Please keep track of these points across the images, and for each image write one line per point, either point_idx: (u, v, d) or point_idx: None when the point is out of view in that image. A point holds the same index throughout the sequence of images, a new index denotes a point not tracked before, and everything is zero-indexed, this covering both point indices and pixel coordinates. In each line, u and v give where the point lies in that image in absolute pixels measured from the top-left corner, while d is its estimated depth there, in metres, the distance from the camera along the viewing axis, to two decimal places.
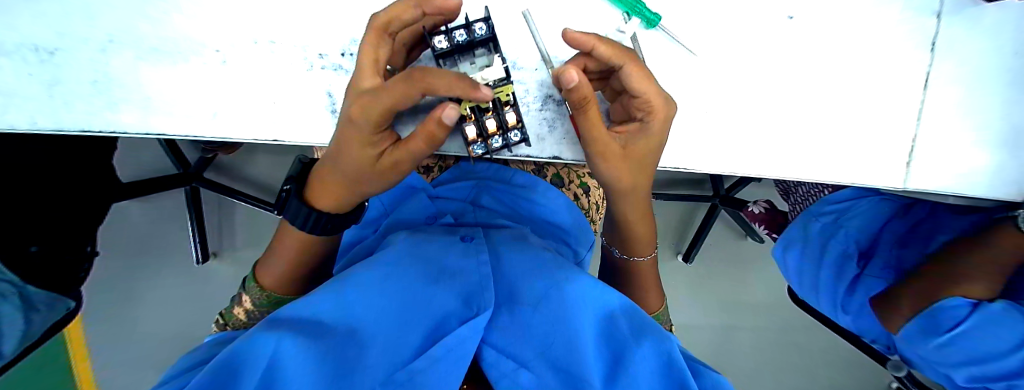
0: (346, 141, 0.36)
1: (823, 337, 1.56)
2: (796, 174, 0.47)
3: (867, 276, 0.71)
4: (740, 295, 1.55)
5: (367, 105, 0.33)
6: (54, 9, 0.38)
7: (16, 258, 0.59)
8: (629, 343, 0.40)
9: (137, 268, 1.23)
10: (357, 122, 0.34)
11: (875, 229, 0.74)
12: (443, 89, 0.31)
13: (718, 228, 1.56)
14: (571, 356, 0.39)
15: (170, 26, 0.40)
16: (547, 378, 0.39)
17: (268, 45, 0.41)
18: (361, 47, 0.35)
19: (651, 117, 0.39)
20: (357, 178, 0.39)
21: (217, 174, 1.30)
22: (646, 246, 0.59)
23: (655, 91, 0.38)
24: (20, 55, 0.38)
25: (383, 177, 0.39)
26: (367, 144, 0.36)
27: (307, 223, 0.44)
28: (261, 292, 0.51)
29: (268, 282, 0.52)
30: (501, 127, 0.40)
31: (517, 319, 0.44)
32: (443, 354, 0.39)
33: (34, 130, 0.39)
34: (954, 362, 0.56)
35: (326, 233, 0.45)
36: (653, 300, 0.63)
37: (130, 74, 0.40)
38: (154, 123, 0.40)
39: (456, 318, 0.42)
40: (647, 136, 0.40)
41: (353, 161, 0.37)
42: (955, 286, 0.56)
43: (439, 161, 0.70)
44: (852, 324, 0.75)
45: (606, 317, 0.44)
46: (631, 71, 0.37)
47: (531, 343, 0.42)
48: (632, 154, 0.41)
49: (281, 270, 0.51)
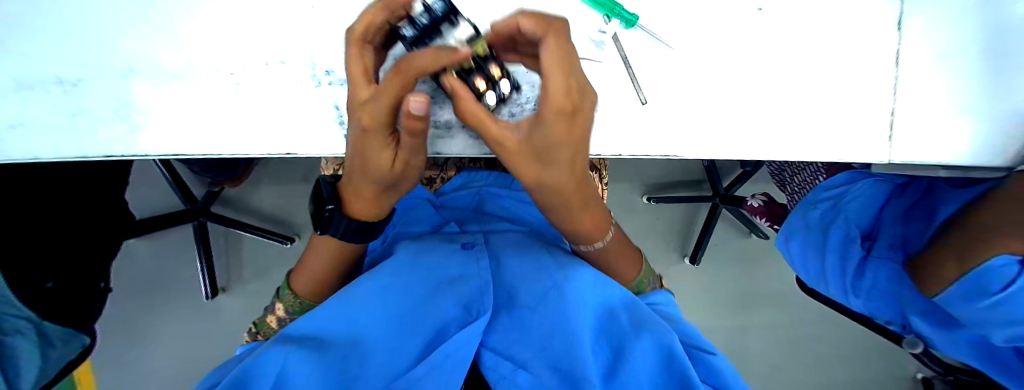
0: (365, 150, 0.38)
1: (839, 330, 1.55)
2: (789, 154, 0.49)
3: (873, 257, 0.71)
4: (751, 295, 1.54)
5: (370, 113, 0.34)
6: (81, 44, 0.41)
7: (31, 294, 0.60)
8: (628, 338, 0.44)
9: (150, 306, 1.25)
10: (372, 129, 0.35)
11: (873, 213, 0.74)
12: (421, 67, 0.31)
13: (721, 228, 1.56)
14: (570, 356, 0.42)
15: (188, 54, 0.43)
16: (546, 378, 0.42)
17: (278, 65, 0.44)
18: (348, 62, 0.37)
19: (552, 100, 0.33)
20: (381, 181, 0.41)
21: (223, 207, 1.33)
22: (600, 225, 0.51)
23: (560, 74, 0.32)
24: (45, 87, 0.41)
25: (406, 172, 0.41)
26: (383, 147, 0.37)
27: (344, 233, 0.47)
28: (296, 298, 0.54)
29: (301, 290, 0.54)
30: (489, 80, 0.38)
31: (514, 321, 0.47)
32: (442, 361, 0.41)
33: (56, 157, 0.41)
34: (1004, 320, 0.51)
35: (356, 241, 0.49)
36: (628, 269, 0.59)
37: (148, 101, 0.42)
38: (173, 144, 0.43)
39: (456, 323, 0.45)
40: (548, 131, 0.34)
41: (375, 169, 0.39)
42: (1003, 244, 0.49)
43: (441, 171, 0.69)
44: (863, 307, 0.75)
45: (606, 313, 0.48)
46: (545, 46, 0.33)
47: (529, 344, 0.45)
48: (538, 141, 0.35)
49: (316, 277, 0.53)
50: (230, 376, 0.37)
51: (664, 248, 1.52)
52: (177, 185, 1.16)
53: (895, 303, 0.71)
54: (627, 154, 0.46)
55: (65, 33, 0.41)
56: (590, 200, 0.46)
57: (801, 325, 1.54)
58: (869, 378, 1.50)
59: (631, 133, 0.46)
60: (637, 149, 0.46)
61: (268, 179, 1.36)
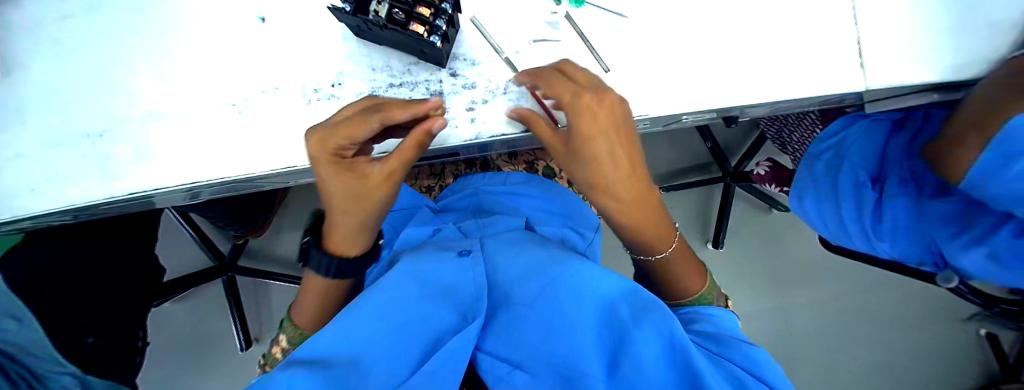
0: (370, 209, 0.47)
1: (889, 297, 1.46)
2: (770, 96, 0.49)
3: (887, 197, 0.70)
4: (786, 272, 1.47)
5: (325, 137, 0.42)
6: (102, 101, 0.47)
7: (70, 348, 0.66)
8: (628, 328, 0.42)
9: (186, 363, 1.29)
10: (367, 196, 0.46)
11: (877, 153, 0.74)
12: (404, 117, 0.42)
13: (741, 207, 1.50)
14: (567, 355, 0.41)
15: (197, 93, 0.48)
16: (544, 378, 0.40)
17: (273, 91, 0.48)
18: (331, 182, 0.44)
19: (581, 117, 0.42)
20: (350, 205, 0.47)
21: (250, 260, 1.38)
22: (659, 231, 0.54)
23: (596, 95, 0.42)
24: (75, 141, 0.47)
25: (376, 199, 0.46)
26: (383, 198, 0.47)
27: (326, 268, 0.54)
28: (296, 330, 0.60)
29: (301, 321, 0.60)
30: (431, 6, 0.41)
31: (511, 325, 0.47)
32: (436, 369, 0.41)
33: (89, 202, 0.47)
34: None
35: (339, 276, 0.55)
36: (690, 283, 0.57)
37: (161, 141, 0.47)
38: (188, 174, 0.47)
39: (451, 330, 0.46)
40: (588, 137, 0.42)
41: (337, 191, 0.45)
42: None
43: (439, 180, 0.78)
44: (891, 251, 0.74)
45: (608, 310, 0.46)
46: (552, 82, 0.43)
47: (526, 347, 0.44)
48: (581, 149, 0.43)
49: (311, 312, 0.59)
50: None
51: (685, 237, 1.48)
52: (203, 242, 1.22)
53: (919, 237, 0.69)
54: None
55: (88, 94, 0.47)
56: (647, 224, 0.52)
57: (847, 298, 1.46)
58: (921, 345, 1.43)
59: None
60: None
61: (290, 226, 1.41)
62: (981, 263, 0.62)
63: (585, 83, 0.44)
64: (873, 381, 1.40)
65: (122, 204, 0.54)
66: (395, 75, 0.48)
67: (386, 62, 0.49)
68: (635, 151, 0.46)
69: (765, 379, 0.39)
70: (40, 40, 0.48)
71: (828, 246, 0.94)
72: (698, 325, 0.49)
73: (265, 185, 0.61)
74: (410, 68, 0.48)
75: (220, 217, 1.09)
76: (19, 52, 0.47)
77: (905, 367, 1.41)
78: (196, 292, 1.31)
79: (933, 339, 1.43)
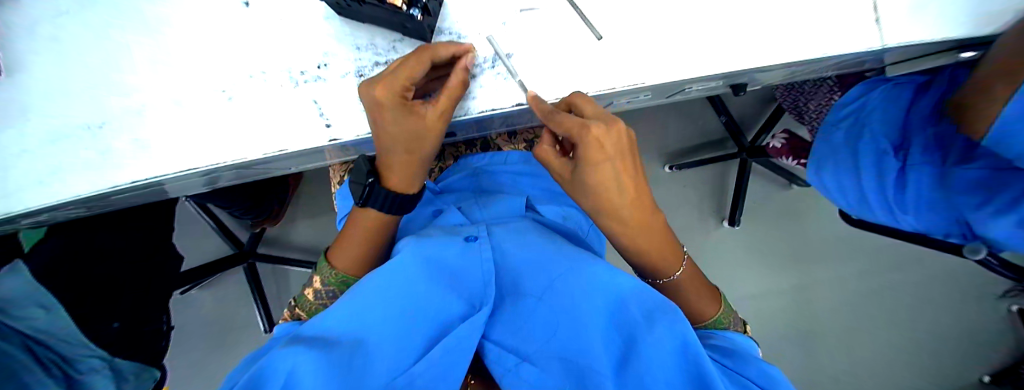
0: (426, 148, 0.48)
1: (914, 273, 1.40)
2: (766, 61, 0.47)
3: (912, 166, 0.67)
4: (806, 248, 1.43)
5: (390, 79, 0.41)
6: (100, 93, 0.48)
7: (99, 334, 0.69)
8: (640, 328, 0.41)
9: (214, 345, 1.34)
10: (427, 134, 0.46)
11: (900, 120, 0.71)
12: (446, 54, 0.43)
13: (757, 183, 1.45)
14: (579, 349, 0.42)
15: (188, 81, 0.48)
16: (554, 369, 0.42)
17: (261, 75, 0.48)
18: (392, 124, 0.44)
19: (588, 149, 0.41)
20: (406, 147, 0.48)
21: (269, 247, 1.42)
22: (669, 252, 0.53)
23: (604, 127, 0.41)
24: (78, 134, 0.48)
25: (430, 139, 0.47)
26: (437, 140, 0.48)
27: (387, 204, 0.54)
28: (333, 271, 0.58)
29: (341, 263, 0.59)
30: None
31: (519, 309, 0.48)
32: (443, 357, 0.42)
33: (96, 192, 0.48)
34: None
35: (397, 212, 0.55)
36: (701, 307, 0.54)
37: (157, 131, 0.48)
38: (185, 162, 0.47)
39: (459, 318, 0.46)
40: (593, 166, 0.42)
41: (397, 134, 0.45)
42: None
43: (439, 162, 0.77)
44: (915, 224, 0.70)
45: (616, 302, 0.45)
46: (556, 116, 0.42)
47: (536, 337, 0.45)
48: (587, 174, 0.43)
49: (354, 252, 0.58)
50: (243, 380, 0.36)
51: (699, 215, 1.45)
52: (222, 231, 1.26)
53: (947, 206, 0.64)
54: (595, 91, 0.47)
55: (85, 88, 0.48)
56: (652, 226, 0.50)
57: (870, 275, 1.41)
58: (949, 321, 1.38)
59: (594, 71, 0.47)
60: (601, 84, 0.47)
61: (303, 214, 1.44)
62: (1012, 232, 0.58)
63: (589, 114, 0.42)
64: (898, 358, 1.36)
65: (129, 193, 0.56)
66: (379, 53, 0.48)
67: (370, 40, 0.48)
68: (638, 175, 0.46)
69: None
70: (37, 38, 0.48)
71: (847, 219, 0.90)
72: (715, 339, 0.49)
73: (264, 170, 0.62)
74: (395, 45, 0.48)
75: (234, 206, 1.12)
76: (18, 51, 0.48)
77: (932, 344, 1.37)
78: (219, 279, 1.37)
79: (963, 314, 1.38)
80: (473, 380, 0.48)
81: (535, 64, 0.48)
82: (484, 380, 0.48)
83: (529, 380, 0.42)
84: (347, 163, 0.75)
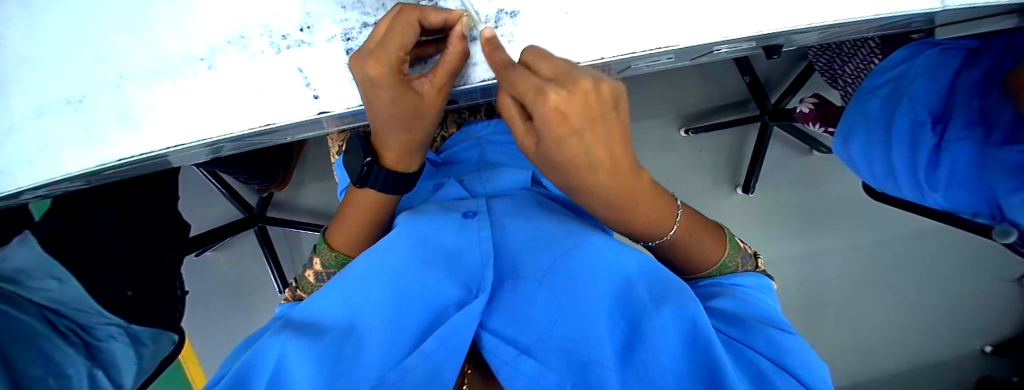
0: (426, 121, 0.45)
1: (931, 242, 1.37)
2: (798, 22, 0.42)
3: (948, 141, 0.63)
4: (822, 216, 1.39)
5: (377, 53, 0.37)
6: (70, 64, 0.45)
7: (109, 299, 0.72)
8: (648, 312, 0.41)
9: (231, 306, 1.40)
10: (425, 107, 0.43)
11: (944, 90, 0.67)
12: (438, 21, 0.39)
13: (777, 148, 1.38)
14: (581, 339, 0.41)
15: (161, 49, 0.44)
16: (553, 363, 0.41)
17: (240, 41, 0.44)
18: (387, 100, 0.40)
19: (548, 122, 0.32)
20: (407, 123, 0.44)
21: (278, 211, 1.43)
22: (662, 214, 0.47)
23: (565, 91, 0.31)
24: (61, 109, 0.46)
25: (430, 112, 0.44)
26: (439, 111, 0.45)
27: (377, 180, 0.51)
28: (332, 252, 0.59)
29: (339, 245, 0.59)
30: None
31: (520, 291, 0.46)
32: (433, 350, 0.41)
33: (86, 170, 0.48)
34: None
35: (395, 191, 0.53)
36: (708, 252, 0.52)
37: (139, 106, 0.45)
38: (169, 139, 0.46)
39: (454, 304, 0.45)
40: (556, 141, 0.33)
41: (394, 112, 0.42)
42: None
43: (442, 130, 0.73)
44: (944, 202, 0.67)
45: (623, 288, 0.44)
46: (514, 77, 0.33)
47: (535, 331, 0.43)
48: (551, 149, 0.35)
49: (351, 234, 0.58)
50: (233, 370, 0.37)
51: (711, 181, 1.40)
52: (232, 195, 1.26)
53: (980, 186, 0.61)
54: (611, 56, 0.42)
55: (57, 59, 0.45)
56: (640, 196, 0.43)
57: (885, 243, 1.38)
58: (961, 292, 1.35)
59: (606, 33, 0.42)
60: (613, 51, 0.42)
61: (311, 178, 1.43)
62: None
63: (548, 74, 0.33)
64: (905, 328, 1.36)
65: (124, 168, 0.55)
66: (367, 12, 0.44)
67: None
68: (618, 146, 0.36)
69: (786, 365, 0.38)
70: None
71: (870, 192, 0.86)
72: (717, 300, 0.47)
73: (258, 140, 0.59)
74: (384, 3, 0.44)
75: (240, 172, 1.11)
76: None
77: (939, 314, 1.35)
78: (230, 242, 1.39)
79: (978, 286, 1.35)
80: (470, 370, 0.47)
81: (540, 27, 0.43)
82: (481, 370, 0.47)
83: (528, 375, 0.41)
84: (345, 132, 0.72)
